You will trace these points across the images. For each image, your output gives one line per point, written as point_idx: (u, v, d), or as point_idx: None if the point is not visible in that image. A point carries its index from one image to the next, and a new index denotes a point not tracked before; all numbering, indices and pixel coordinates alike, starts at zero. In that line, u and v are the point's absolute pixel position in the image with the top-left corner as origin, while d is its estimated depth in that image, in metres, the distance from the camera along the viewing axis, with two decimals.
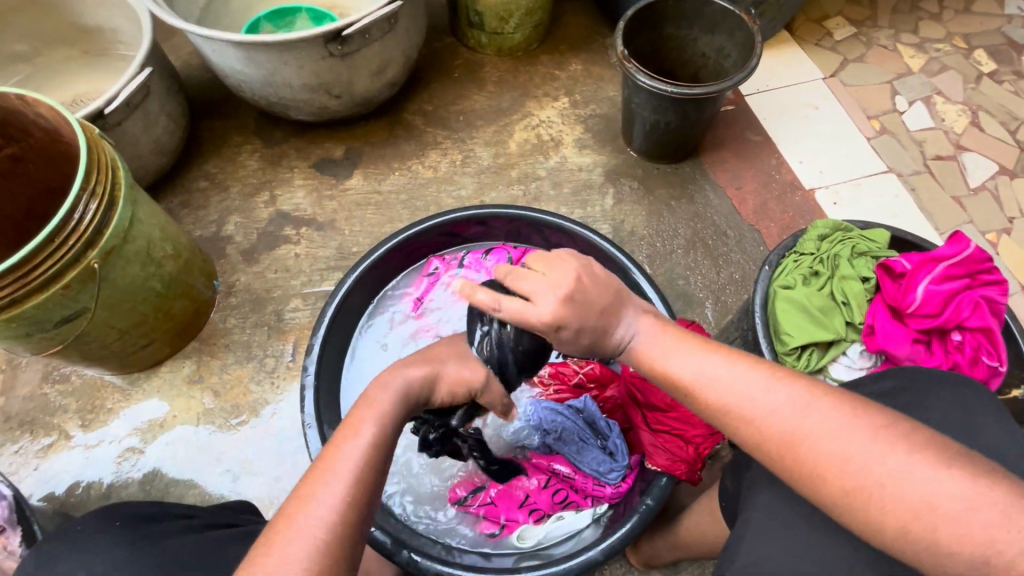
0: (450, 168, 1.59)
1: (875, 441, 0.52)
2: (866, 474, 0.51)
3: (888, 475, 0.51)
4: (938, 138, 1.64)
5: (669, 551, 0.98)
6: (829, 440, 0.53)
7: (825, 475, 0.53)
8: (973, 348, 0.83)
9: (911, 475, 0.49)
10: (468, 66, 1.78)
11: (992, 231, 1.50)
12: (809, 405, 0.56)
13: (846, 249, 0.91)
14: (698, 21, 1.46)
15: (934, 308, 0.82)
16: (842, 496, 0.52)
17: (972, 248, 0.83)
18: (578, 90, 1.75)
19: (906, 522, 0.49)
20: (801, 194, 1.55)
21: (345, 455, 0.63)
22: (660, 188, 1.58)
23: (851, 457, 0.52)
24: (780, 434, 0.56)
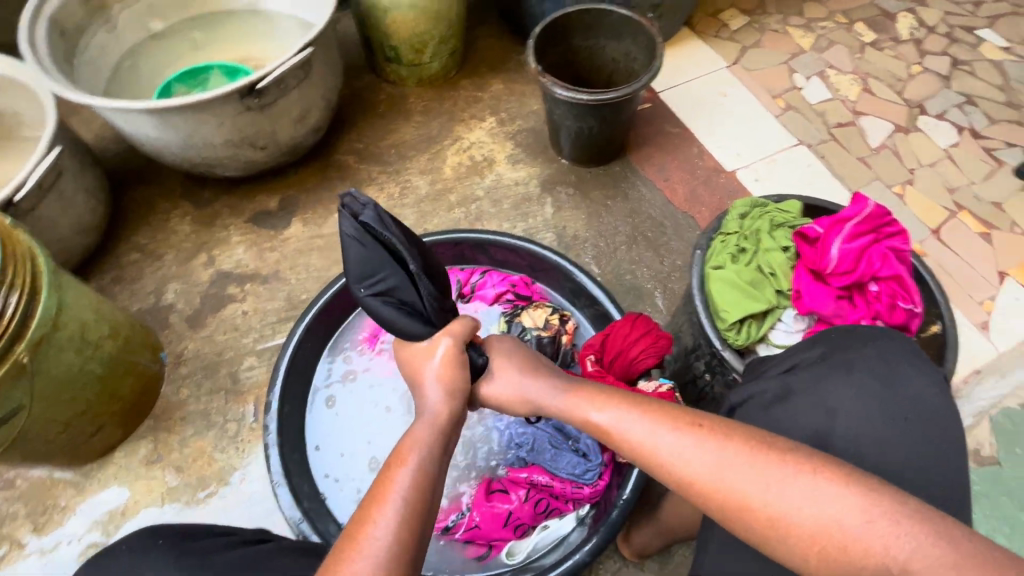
0: (389, 202, 1.60)
1: (773, 478, 0.60)
2: (771, 509, 0.59)
3: (789, 507, 0.59)
4: (836, 107, 1.78)
5: (658, 537, 1.01)
6: (733, 482, 0.62)
7: (737, 514, 0.61)
8: (889, 295, 0.90)
9: (807, 511, 0.58)
10: (392, 99, 1.81)
11: (898, 184, 1.62)
12: (714, 454, 0.63)
13: (766, 222, 0.98)
14: (602, 29, 1.54)
15: (847, 266, 0.89)
16: (750, 530, 0.61)
17: (871, 205, 0.91)
18: (502, 109, 1.81)
19: (817, 540, 0.58)
20: (724, 175, 1.64)
21: (395, 491, 0.66)
22: (595, 191, 1.64)
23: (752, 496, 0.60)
24: (686, 478, 0.64)
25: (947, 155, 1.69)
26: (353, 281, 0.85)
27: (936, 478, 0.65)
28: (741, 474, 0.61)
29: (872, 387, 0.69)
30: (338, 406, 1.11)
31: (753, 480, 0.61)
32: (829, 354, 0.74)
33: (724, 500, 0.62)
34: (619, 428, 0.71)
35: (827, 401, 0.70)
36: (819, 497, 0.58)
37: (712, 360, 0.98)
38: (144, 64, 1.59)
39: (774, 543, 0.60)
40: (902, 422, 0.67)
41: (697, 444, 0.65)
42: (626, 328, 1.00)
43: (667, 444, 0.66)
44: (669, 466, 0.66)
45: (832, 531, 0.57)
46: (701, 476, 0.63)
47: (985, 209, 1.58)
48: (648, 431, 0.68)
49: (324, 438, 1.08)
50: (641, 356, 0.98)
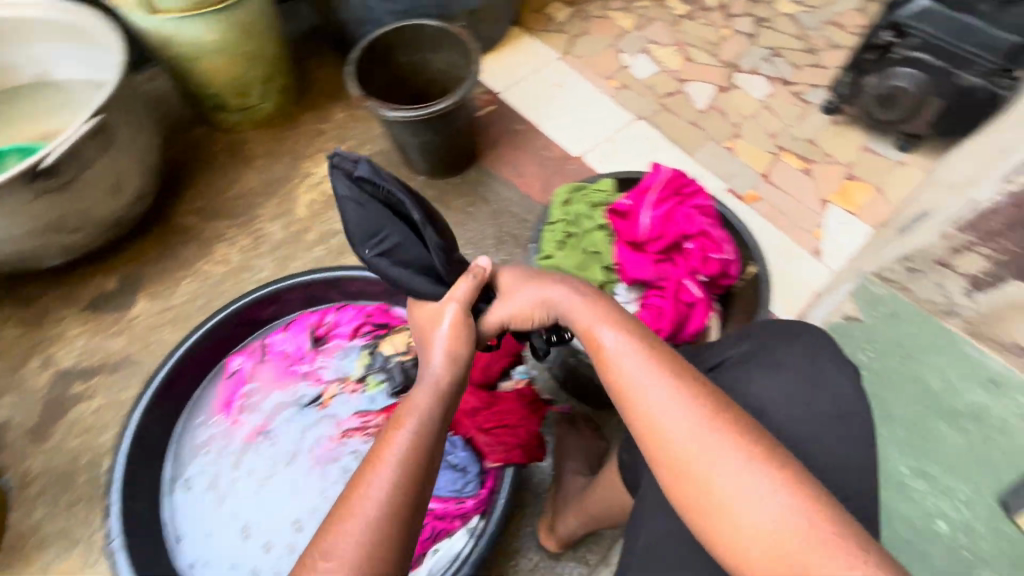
0: (243, 255, 1.53)
1: (748, 466, 0.61)
2: (731, 498, 0.61)
3: (749, 503, 0.60)
4: (663, 78, 1.90)
5: (578, 524, 1.04)
6: (710, 461, 0.63)
7: (700, 488, 0.63)
8: (702, 250, 0.96)
9: (765, 514, 0.59)
10: (230, 147, 1.72)
11: (727, 139, 1.76)
12: (703, 426, 0.64)
13: (584, 205, 1.01)
14: (422, 43, 1.54)
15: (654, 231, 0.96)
16: (691, 510, 0.63)
17: (666, 171, 0.98)
18: (349, 136, 1.77)
19: (763, 541, 0.59)
20: (573, 162, 1.71)
21: (388, 461, 0.65)
22: (455, 201, 1.65)
23: (720, 482, 0.62)
24: (666, 439, 0.65)
25: (764, 105, 1.85)
26: (359, 244, 0.81)
27: (844, 468, 0.72)
28: (720, 454, 0.62)
29: (798, 385, 0.76)
30: (201, 488, 1.01)
31: (714, 460, 0.62)
32: (757, 351, 0.81)
33: (680, 467, 0.64)
34: (626, 379, 0.70)
35: (756, 399, 0.77)
36: (767, 494, 0.60)
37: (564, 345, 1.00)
38: None
39: (710, 527, 0.62)
40: (825, 416, 0.74)
41: (689, 411, 0.65)
42: None
43: (651, 395, 0.67)
44: (641, 415, 0.68)
45: (772, 533, 0.59)
46: (680, 442, 0.64)
47: (803, 147, 1.75)
48: (650, 385, 0.68)
49: (189, 528, 0.98)
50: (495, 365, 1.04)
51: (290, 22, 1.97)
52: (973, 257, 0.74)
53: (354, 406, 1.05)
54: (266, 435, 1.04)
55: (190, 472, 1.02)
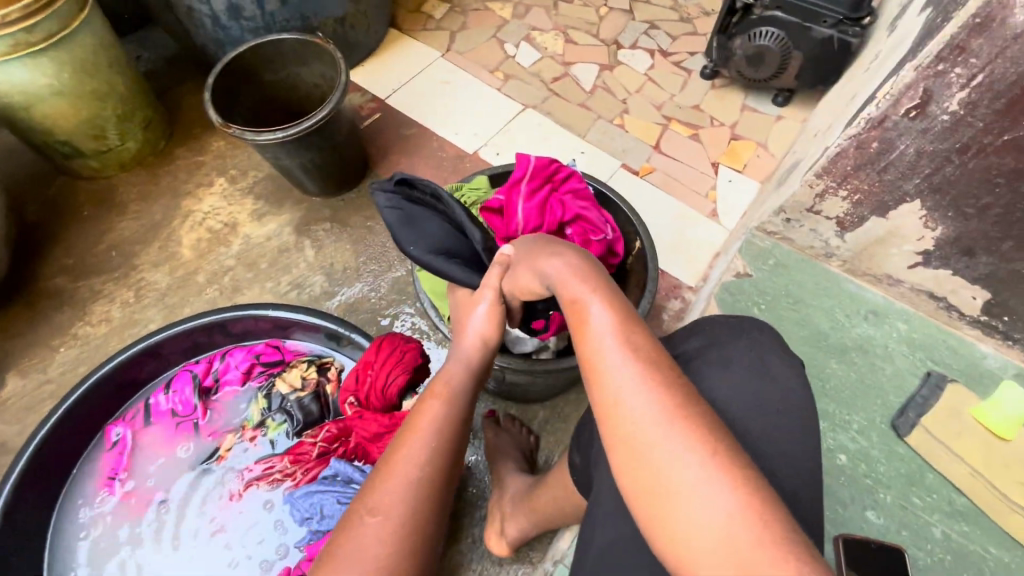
0: (125, 311, 1.40)
1: (713, 468, 0.50)
2: (687, 496, 0.50)
3: (706, 509, 0.49)
4: (548, 64, 1.90)
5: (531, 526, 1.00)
6: (669, 453, 0.52)
7: (653, 478, 0.52)
8: (581, 234, 0.97)
9: (721, 523, 0.48)
10: (96, 196, 1.58)
11: (617, 116, 1.78)
12: (671, 410, 0.53)
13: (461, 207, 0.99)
14: (286, 59, 1.46)
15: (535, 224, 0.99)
16: (636, 500, 0.53)
17: (533, 162, 0.99)
18: (231, 165, 1.66)
19: (711, 551, 0.48)
20: (469, 159, 1.68)
21: (426, 428, 0.67)
22: (353, 217, 1.59)
23: (679, 478, 0.51)
24: (624, 417, 0.54)
25: (648, 78, 1.88)
26: (404, 245, 0.87)
27: (794, 473, 0.63)
28: (682, 448, 0.51)
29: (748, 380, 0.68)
30: None
31: (671, 448, 0.51)
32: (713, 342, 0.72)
33: (630, 447, 0.53)
34: (596, 357, 0.58)
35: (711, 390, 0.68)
36: (724, 495, 0.49)
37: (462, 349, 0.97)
38: None
39: (655, 521, 0.52)
40: (779, 413, 0.66)
41: (656, 393, 0.54)
42: (373, 355, 0.95)
43: (613, 370, 0.57)
44: (607, 397, 0.56)
45: (724, 542, 0.48)
46: (640, 425, 0.53)
47: (688, 114, 1.80)
48: (620, 357, 0.57)
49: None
50: (393, 380, 0.93)
51: (147, 53, 1.83)
52: (832, 202, 0.95)
53: (255, 453, 1.00)
54: (160, 503, 0.97)
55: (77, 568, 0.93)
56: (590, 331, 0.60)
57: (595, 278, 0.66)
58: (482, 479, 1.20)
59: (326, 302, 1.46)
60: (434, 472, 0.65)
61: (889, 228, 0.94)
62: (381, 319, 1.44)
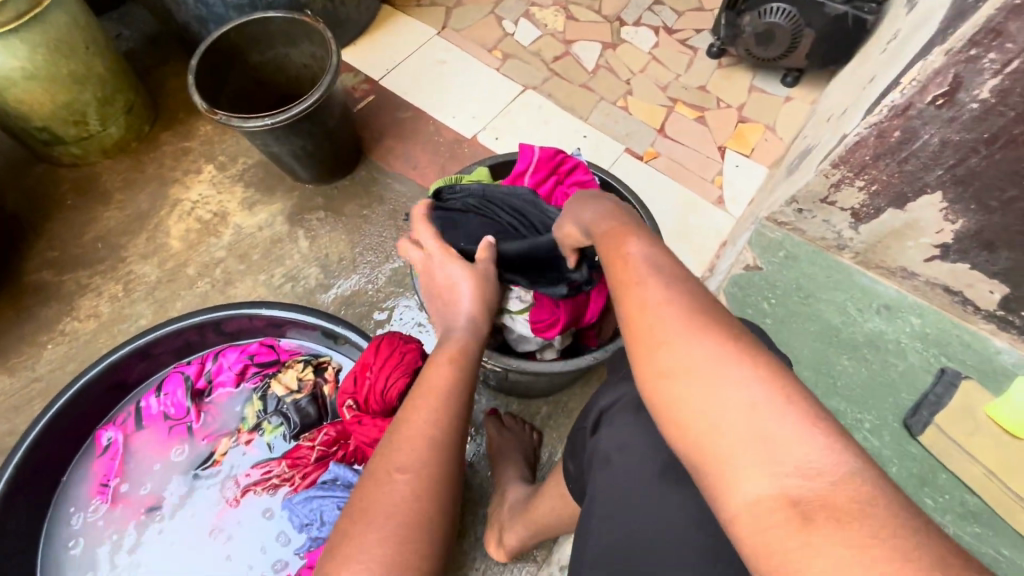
0: (114, 305, 1.36)
1: (737, 354, 0.47)
2: (706, 378, 0.47)
3: (728, 390, 0.46)
4: (548, 42, 1.82)
5: (528, 534, 0.97)
6: (688, 341, 0.49)
7: (671, 369, 0.49)
8: None
9: (748, 404, 0.45)
10: (79, 185, 1.52)
11: (620, 98, 1.72)
12: (693, 307, 0.51)
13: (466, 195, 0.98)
14: (273, 38, 1.39)
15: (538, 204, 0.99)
16: (657, 396, 0.49)
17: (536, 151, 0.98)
18: (219, 151, 1.60)
19: (736, 434, 0.44)
20: (467, 144, 1.62)
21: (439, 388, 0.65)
22: (347, 205, 1.53)
23: (698, 365, 0.48)
24: (644, 315, 0.52)
25: (652, 57, 1.81)
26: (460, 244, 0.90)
27: None
28: (704, 336, 0.49)
29: None
30: None
31: (699, 339, 0.49)
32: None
33: (652, 342, 0.51)
34: (621, 270, 0.58)
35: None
36: (754, 382, 0.45)
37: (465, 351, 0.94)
38: None
39: (677, 414, 0.48)
40: None
41: (676, 293, 0.53)
42: (372, 357, 0.92)
43: (643, 276, 0.56)
44: (631, 301, 0.55)
45: (755, 429, 0.44)
46: (657, 318, 0.51)
47: (694, 95, 1.73)
48: (644, 267, 0.56)
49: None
50: (393, 384, 0.90)
51: (127, 31, 1.74)
52: (851, 189, 0.83)
53: (252, 457, 0.97)
54: (155, 511, 0.94)
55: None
56: (623, 256, 0.59)
57: (631, 219, 0.67)
58: (484, 478, 1.19)
59: (322, 295, 1.42)
60: (439, 443, 0.61)
61: (907, 219, 0.83)
62: (378, 312, 1.40)
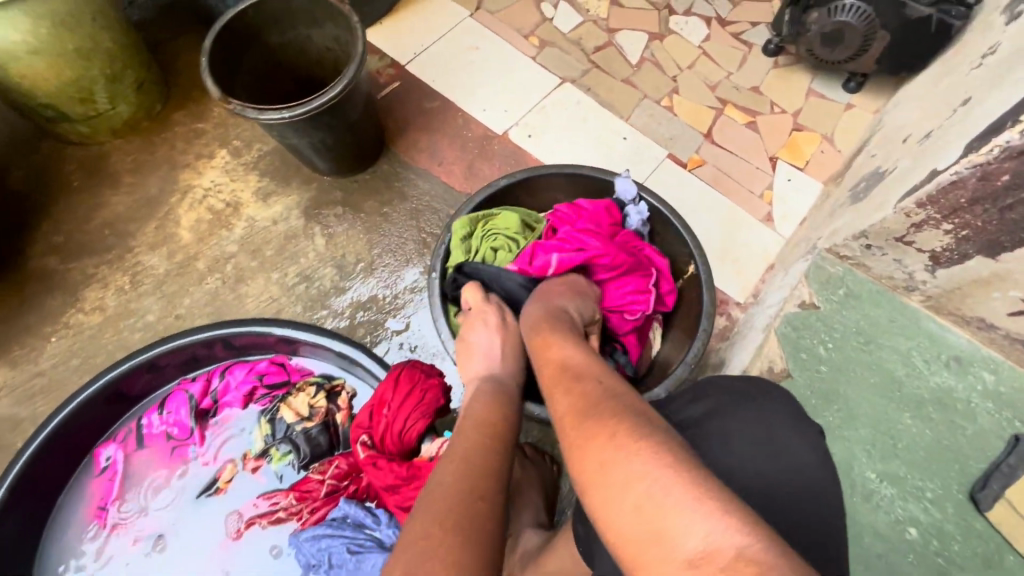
0: (120, 298, 1.30)
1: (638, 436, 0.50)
2: (612, 465, 0.49)
3: (628, 474, 0.47)
4: (590, 30, 1.68)
5: None
6: (597, 429, 0.52)
7: (584, 459, 0.51)
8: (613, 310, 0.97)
9: (646, 486, 0.46)
10: (87, 165, 1.44)
11: (664, 96, 1.58)
12: (600, 401, 0.55)
13: (486, 251, 0.98)
14: (295, 18, 1.27)
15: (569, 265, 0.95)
16: (581, 487, 0.51)
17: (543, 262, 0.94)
18: (233, 135, 1.50)
19: (641, 519, 0.45)
20: (497, 141, 1.50)
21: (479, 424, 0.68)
22: (367, 201, 1.44)
23: (603, 450, 0.50)
24: (561, 415, 0.56)
25: (703, 51, 1.66)
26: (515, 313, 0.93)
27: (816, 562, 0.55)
28: (609, 424, 0.52)
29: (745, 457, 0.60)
30: None
31: (606, 434, 0.51)
32: (712, 411, 0.64)
33: (569, 435, 0.54)
34: (546, 375, 0.64)
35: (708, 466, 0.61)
36: (654, 464, 0.47)
37: None
38: None
39: (595, 503, 0.49)
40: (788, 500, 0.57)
41: (585, 391, 0.57)
42: (390, 392, 0.85)
43: (563, 385, 0.60)
44: (553, 403, 0.59)
45: (659, 518, 0.45)
46: (572, 415, 0.55)
47: (745, 97, 1.59)
48: (562, 371, 0.62)
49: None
50: (413, 424, 0.83)
51: None
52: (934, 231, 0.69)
53: (258, 486, 0.91)
54: (157, 540, 0.89)
55: None
56: (549, 365, 0.65)
57: (559, 329, 0.74)
58: None
59: (337, 298, 1.34)
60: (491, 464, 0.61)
61: (997, 270, 0.67)
62: (395, 320, 1.32)
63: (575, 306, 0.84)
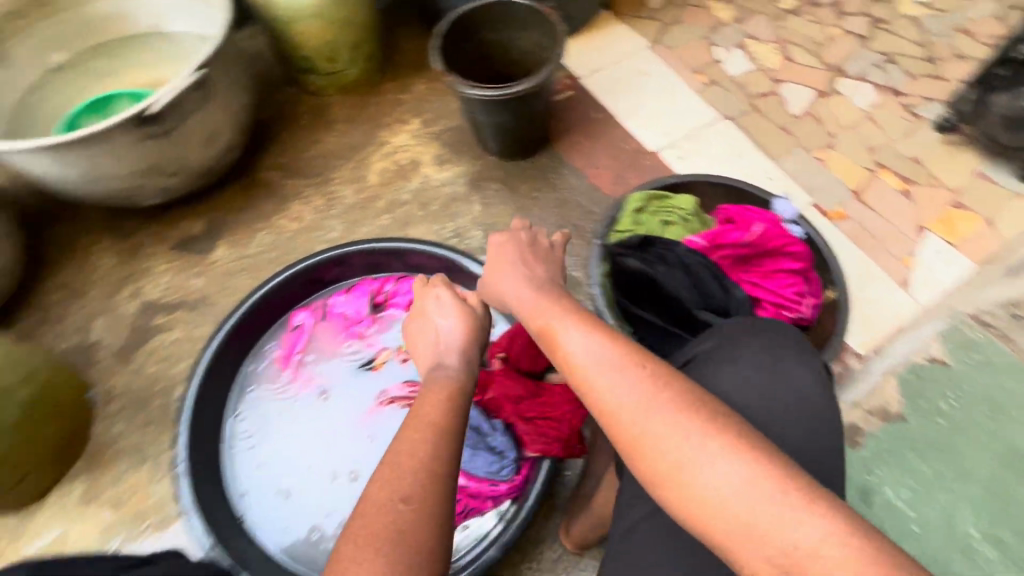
0: (315, 215, 1.59)
1: (699, 436, 0.63)
2: (685, 463, 0.62)
3: (698, 469, 0.61)
4: (757, 77, 1.78)
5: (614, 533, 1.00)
6: (661, 433, 0.64)
7: (655, 459, 0.64)
8: (776, 304, 0.92)
9: (721, 480, 0.60)
10: (314, 110, 1.78)
11: (819, 149, 1.64)
12: (650, 400, 0.66)
13: (656, 221, 0.97)
14: (510, 22, 1.52)
15: (758, 249, 0.93)
16: (654, 478, 0.64)
17: (756, 232, 0.92)
18: (426, 109, 1.78)
19: (720, 507, 0.59)
20: (649, 157, 1.65)
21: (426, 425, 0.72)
22: (523, 184, 1.64)
23: (675, 452, 0.63)
24: (613, 413, 0.68)
25: (868, 115, 1.70)
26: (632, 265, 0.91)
27: (819, 458, 0.69)
28: (671, 429, 0.64)
29: (751, 375, 0.73)
30: (257, 437, 1.08)
31: (673, 434, 0.64)
32: (720, 343, 0.78)
33: (628, 434, 0.66)
34: (577, 361, 0.72)
35: (717, 386, 0.74)
36: (723, 461, 0.61)
37: None
38: (49, 97, 1.56)
39: (670, 494, 0.63)
40: (788, 408, 0.71)
41: (633, 388, 0.68)
42: None
43: (605, 380, 0.69)
44: (599, 397, 0.69)
45: (741, 517, 0.58)
46: (628, 415, 0.66)
47: (905, 166, 1.60)
48: (598, 361, 0.71)
49: (249, 484, 1.04)
50: None
51: None
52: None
53: (340, 376, 1.11)
54: (322, 392, 1.11)
55: (249, 422, 1.09)
56: (573, 353, 0.74)
57: (563, 309, 0.80)
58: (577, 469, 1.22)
59: (479, 257, 1.54)
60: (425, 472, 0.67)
61: None
62: None
63: (550, 274, 0.90)
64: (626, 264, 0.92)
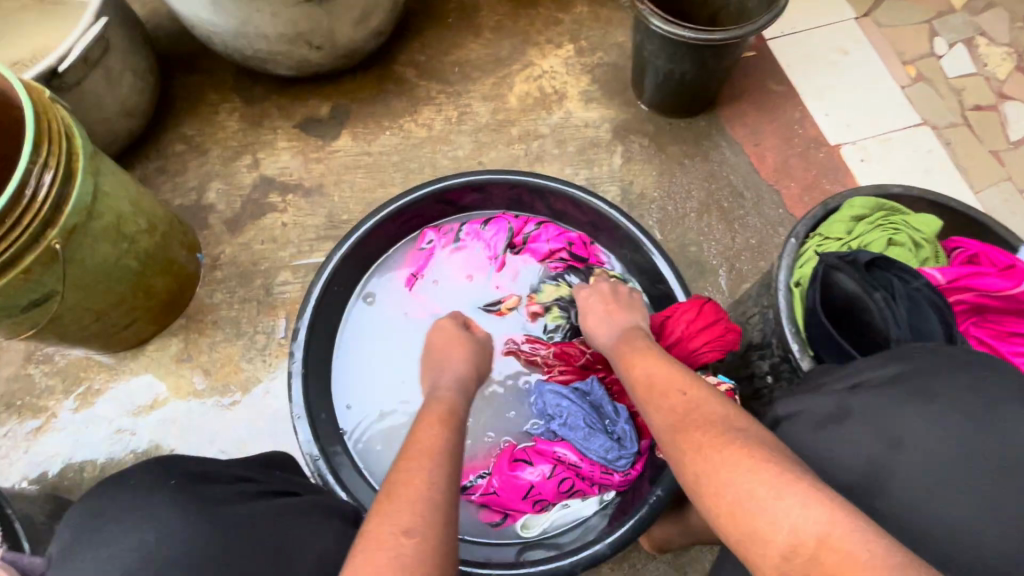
0: (445, 126, 1.47)
1: (715, 443, 0.56)
2: (700, 473, 0.55)
3: (717, 480, 0.54)
4: (978, 85, 1.49)
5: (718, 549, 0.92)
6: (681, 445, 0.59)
7: (681, 473, 0.58)
8: None
9: (737, 486, 0.52)
10: (463, 9, 1.61)
11: None
12: (675, 413, 0.62)
13: (881, 236, 0.82)
14: None
15: (1011, 305, 0.77)
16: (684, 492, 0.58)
17: (1022, 288, 0.75)
18: (583, 36, 1.59)
19: (736, 520, 0.51)
20: (825, 150, 1.43)
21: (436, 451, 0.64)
22: (672, 146, 1.46)
23: (693, 462, 0.57)
24: (656, 431, 0.64)
25: None
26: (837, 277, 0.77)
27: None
28: (691, 438, 0.58)
29: (951, 418, 0.55)
30: (367, 349, 1.07)
31: (693, 442, 0.58)
32: (904, 372, 0.59)
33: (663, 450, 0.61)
34: (636, 385, 0.71)
35: (897, 428, 0.56)
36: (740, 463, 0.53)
37: (782, 365, 0.86)
38: None
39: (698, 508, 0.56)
40: (1000, 472, 0.52)
41: (664, 403, 0.64)
42: (691, 313, 0.89)
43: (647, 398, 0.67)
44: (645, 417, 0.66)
45: (748, 520, 0.50)
46: (660, 430, 0.63)
47: None
48: (644, 382, 0.69)
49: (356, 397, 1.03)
50: (705, 349, 0.88)
51: None
52: None
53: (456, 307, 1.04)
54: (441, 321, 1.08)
55: (363, 332, 1.07)
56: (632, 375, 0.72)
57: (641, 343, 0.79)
58: None
59: None
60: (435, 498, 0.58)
61: None
62: None
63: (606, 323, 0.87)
64: (837, 281, 0.77)
